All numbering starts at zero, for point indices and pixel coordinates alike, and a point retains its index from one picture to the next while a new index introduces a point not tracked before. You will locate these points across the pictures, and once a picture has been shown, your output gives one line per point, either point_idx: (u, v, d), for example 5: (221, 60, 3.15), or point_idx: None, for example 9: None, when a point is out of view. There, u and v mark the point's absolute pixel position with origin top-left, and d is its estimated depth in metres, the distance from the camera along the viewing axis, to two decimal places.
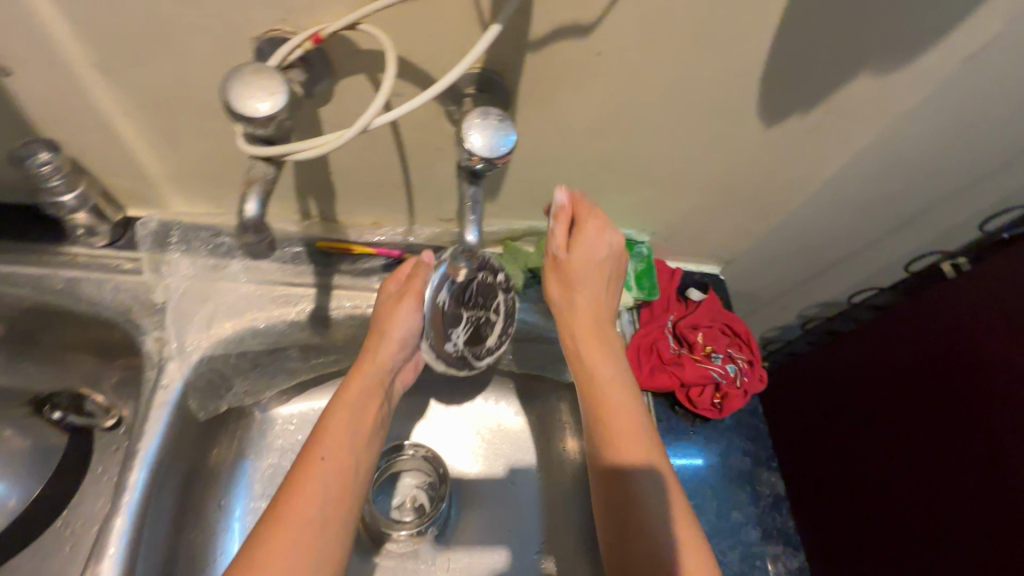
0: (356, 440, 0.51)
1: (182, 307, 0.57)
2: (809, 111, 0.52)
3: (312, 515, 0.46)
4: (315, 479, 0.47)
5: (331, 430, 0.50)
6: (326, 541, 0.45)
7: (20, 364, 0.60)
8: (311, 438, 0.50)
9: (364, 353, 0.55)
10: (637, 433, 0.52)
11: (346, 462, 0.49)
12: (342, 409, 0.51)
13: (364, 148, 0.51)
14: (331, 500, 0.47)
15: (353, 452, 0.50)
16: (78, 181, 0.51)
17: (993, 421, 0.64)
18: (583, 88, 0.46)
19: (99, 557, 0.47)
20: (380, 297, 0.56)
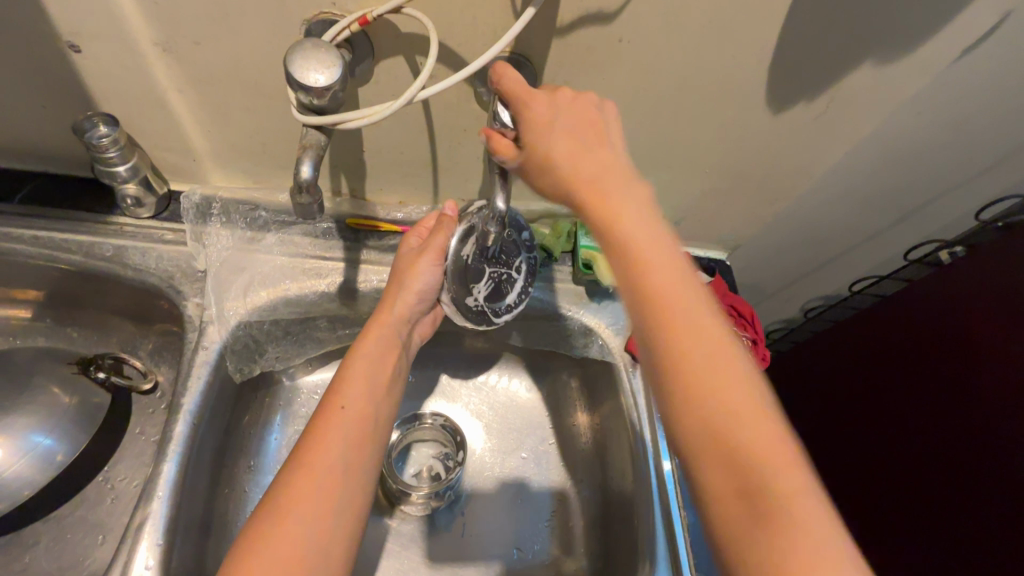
0: (375, 389, 0.52)
1: (221, 275, 0.61)
2: (814, 99, 0.55)
3: (334, 459, 0.46)
4: (340, 427, 0.48)
5: (352, 378, 0.52)
6: (349, 487, 0.46)
7: (67, 328, 0.65)
8: (331, 388, 0.51)
9: (381, 307, 0.57)
10: (706, 336, 0.36)
11: (367, 412, 0.51)
12: (363, 359, 0.53)
13: (398, 128, 0.54)
14: (353, 446, 0.48)
15: (372, 401, 0.52)
16: (130, 154, 0.55)
17: (992, 400, 0.67)
18: (603, 73, 0.50)
19: (149, 499, 0.50)
20: (402, 253, 0.59)
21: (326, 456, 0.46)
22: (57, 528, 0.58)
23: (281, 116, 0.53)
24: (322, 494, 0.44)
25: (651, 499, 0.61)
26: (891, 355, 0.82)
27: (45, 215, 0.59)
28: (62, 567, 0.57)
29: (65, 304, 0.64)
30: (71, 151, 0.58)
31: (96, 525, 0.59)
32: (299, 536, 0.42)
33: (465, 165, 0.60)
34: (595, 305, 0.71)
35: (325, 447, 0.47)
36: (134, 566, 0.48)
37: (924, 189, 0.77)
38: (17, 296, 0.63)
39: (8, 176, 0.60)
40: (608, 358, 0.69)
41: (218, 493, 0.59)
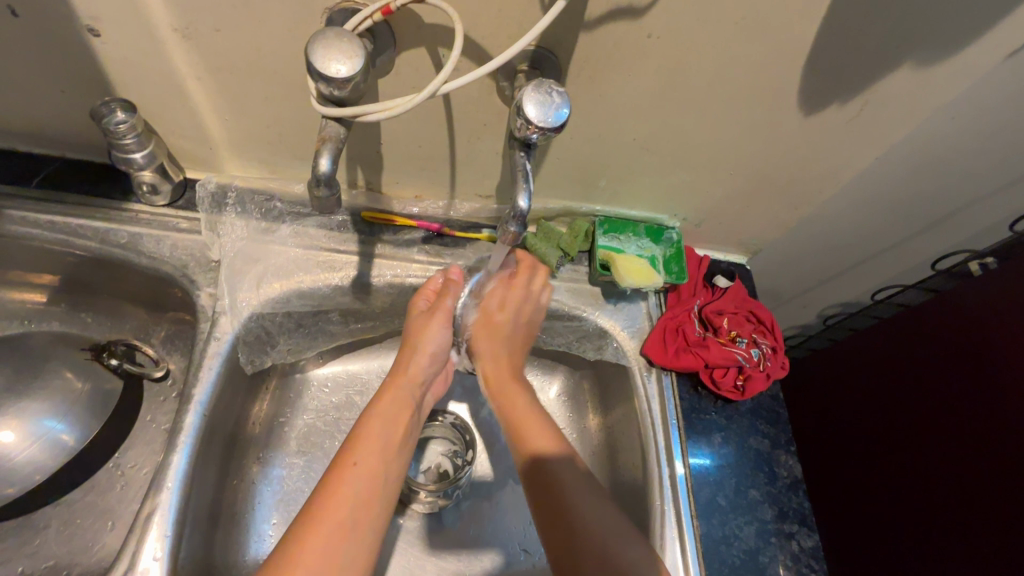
0: (389, 445, 0.51)
1: (234, 265, 0.61)
2: (848, 101, 0.53)
3: (345, 517, 0.45)
4: (352, 483, 0.47)
5: (363, 437, 0.50)
6: (356, 543, 0.44)
7: (81, 314, 0.65)
8: (344, 444, 0.50)
9: (397, 367, 0.58)
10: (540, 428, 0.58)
11: (378, 464, 0.49)
12: (376, 415, 0.53)
13: (416, 120, 0.53)
14: (364, 500, 0.46)
15: (386, 457, 0.50)
16: (147, 141, 0.54)
17: (1008, 413, 0.65)
18: (631, 69, 0.48)
19: (158, 490, 0.50)
20: (411, 315, 0.61)
21: (335, 512, 0.45)
22: (68, 513, 0.58)
23: (299, 106, 0.52)
24: (330, 549, 0.43)
25: (665, 507, 0.60)
26: (910, 365, 0.80)
27: (63, 200, 0.59)
28: (72, 553, 0.57)
29: (79, 289, 0.64)
30: (89, 136, 0.58)
31: (106, 511, 0.59)
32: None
33: (483, 161, 0.59)
34: (611, 307, 0.70)
35: (337, 502, 0.45)
36: (142, 557, 0.48)
37: (955, 197, 0.74)
38: (32, 281, 0.63)
39: (25, 160, 0.60)
40: (623, 362, 0.68)
41: (227, 485, 0.59)
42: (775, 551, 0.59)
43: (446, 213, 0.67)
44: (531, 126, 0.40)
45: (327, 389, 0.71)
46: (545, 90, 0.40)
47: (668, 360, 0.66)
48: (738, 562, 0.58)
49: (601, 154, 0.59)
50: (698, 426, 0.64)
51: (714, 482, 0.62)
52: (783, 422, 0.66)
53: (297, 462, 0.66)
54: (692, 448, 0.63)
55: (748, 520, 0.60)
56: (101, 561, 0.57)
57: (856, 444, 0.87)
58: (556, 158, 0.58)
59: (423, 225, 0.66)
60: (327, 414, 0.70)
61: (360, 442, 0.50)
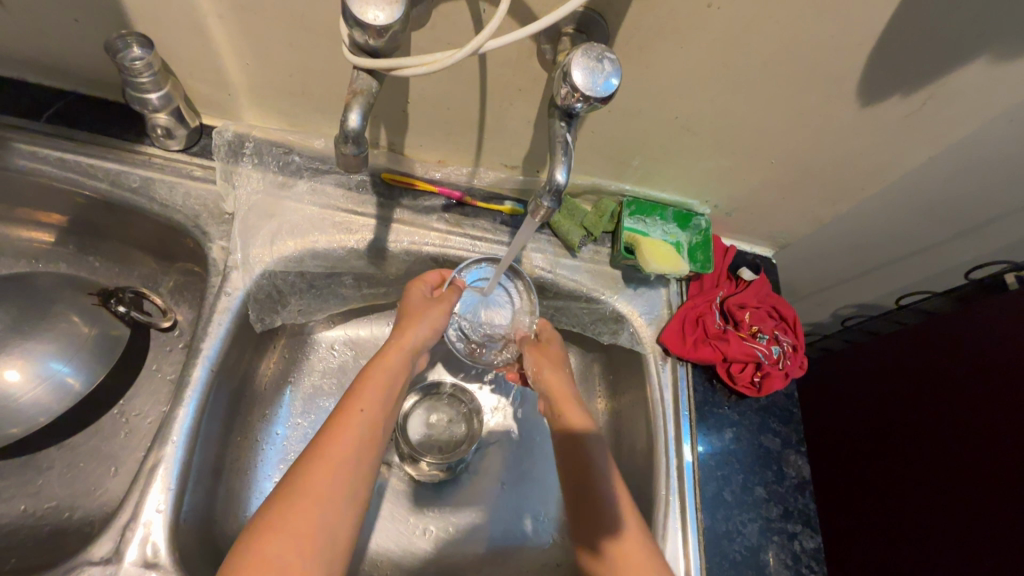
0: (390, 400, 0.51)
1: (249, 218, 0.59)
2: (910, 93, 0.50)
3: (350, 456, 0.45)
4: (357, 427, 0.47)
5: (365, 387, 0.50)
6: (358, 482, 0.45)
7: (89, 258, 0.64)
8: (349, 392, 0.50)
9: (398, 331, 0.56)
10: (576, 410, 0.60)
11: (381, 413, 0.49)
12: (379, 372, 0.52)
13: (450, 80, 0.50)
14: (366, 444, 0.47)
15: (387, 410, 0.51)
16: (164, 81, 0.52)
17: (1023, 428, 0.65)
18: (684, 40, 0.45)
19: (164, 442, 0.49)
20: (409, 294, 0.59)
21: (341, 447, 0.45)
22: (72, 456, 0.59)
23: (326, 55, 0.49)
24: (337, 486, 0.43)
25: (670, 498, 0.59)
26: (928, 374, 0.78)
27: (73, 137, 0.56)
28: (74, 495, 0.57)
29: (88, 232, 0.62)
30: (101, 71, 0.55)
31: (109, 457, 0.59)
32: (312, 520, 0.41)
33: (512, 130, 0.56)
34: (630, 292, 0.68)
35: (342, 439, 0.46)
36: (145, 508, 0.47)
37: (1003, 204, 0.71)
38: (42, 219, 0.61)
39: (32, 90, 0.57)
40: (638, 348, 0.67)
41: (232, 440, 0.59)
42: (776, 550, 0.59)
43: (470, 181, 0.65)
44: (577, 93, 0.37)
45: (335, 352, 0.70)
46: (595, 56, 0.37)
47: (686, 350, 0.64)
48: (738, 558, 0.58)
49: (638, 131, 0.56)
50: (710, 419, 0.63)
51: (722, 477, 0.61)
52: (796, 422, 0.65)
53: (301, 424, 0.66)
54: (701, 439, 0.62)
55: (752, 517, 0.60)
56: (103, 506, 0.57)
57: (865, 447, 0.86)
58: (592, 131, 0.56)
59: (444, 192, 0.64)
60: (333, 376, 0.69)
61: (366, 392, 0.50)
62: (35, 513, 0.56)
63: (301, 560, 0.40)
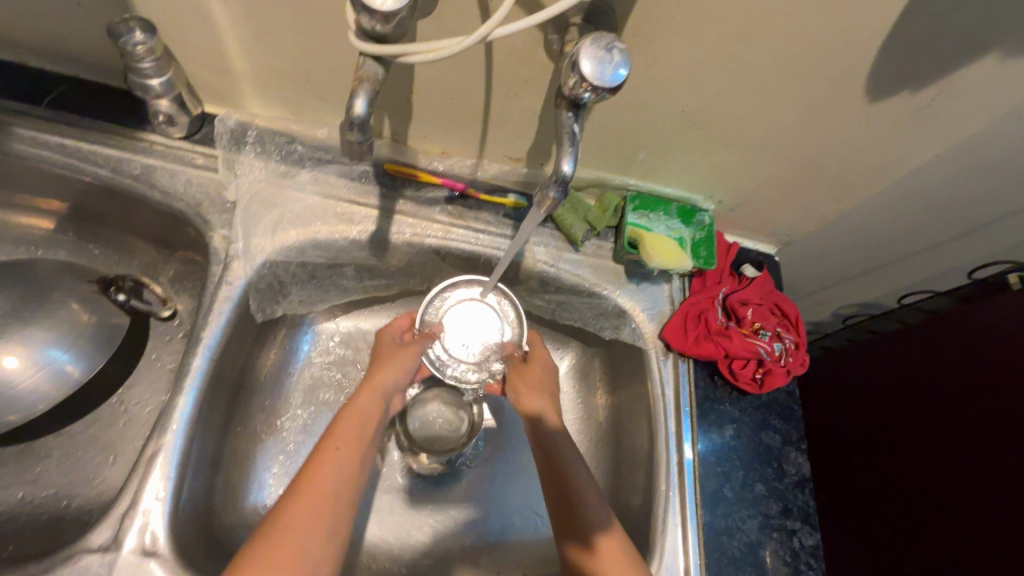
0: (367, 436, 0.52)
1: (251, 207, 0.59)
2: (919, 89, 0.50)
3: (330, 488, 0.46)
4: (335, 462, 0.48)
5: (342, 425, 0.52)
6: (338, 514, 0.46)
7: (88, 246, 0.63)
8: (327, 430, 0.51)
9: (370, 374, 0.58)
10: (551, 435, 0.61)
11: (360, 446, 0.51)
12: (357, 410, 0.54)
13: (456, 70, 0.49)
14: (346, 476, 0.48)
15: (365, 443, 0.52)
16: (167, 67, 0.51)
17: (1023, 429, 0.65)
18: (693, 33, 0.44)
19: (163, 431, 0.49)
20: (384, 340, 0.62)
21: (321, 480, 0.47)
22: (70, 444, 0.58)
23: (332, 43, 0.48)
24: (317, 517, 0.45)
25: (670, 494, 0.59)
26: (929, 373, 0.78)
27: (75, 124, 0.56)
28: (72, 483, 0.57)
29: (88, 219, 0.61)
30: (103, 56, 0.54)
31: (107, 445, 0.59)
32: (296, 553, 0.42)
33: (517, 121, 0.55)
34: (632, 287, 0.68)
35: (322, 474, 0.47)
36: (144, 497, 0.47)
37: (1007, 204, 0.71)
38: (41, 206, 0.61)
39: (32, 74, 0.56)
40: (640, 344, 0.66)
41: (231, 430, 0.58)
42: (776, 546, 0.59)
43: (473, 173, 0.64)
44: (585, 83, 0.37)
45: (335, 344, 0.70)
46: (604, 46, 0.36)
47: (688, 346, 0.64)
48: (737, 554, 0.58)
49: (644, 125, 0.55)
50: (711, 415, 0.63)
51: (722, 473, 0.61)
52: (797, 419, 0.65)
53: (301, 416, 0.65)
54: (701, 435, 0.62)
55: (752, 513, 0.60)
56: (102, 495, 0.57)
57: (865, 446, 0.86)
58: (597, 124, 0.55)
59: (448, 184, 0.63)
60: (333, 368, 0.69)
61: (344, 429, 0.51)
62: (33, 501, 0.56)
63: None
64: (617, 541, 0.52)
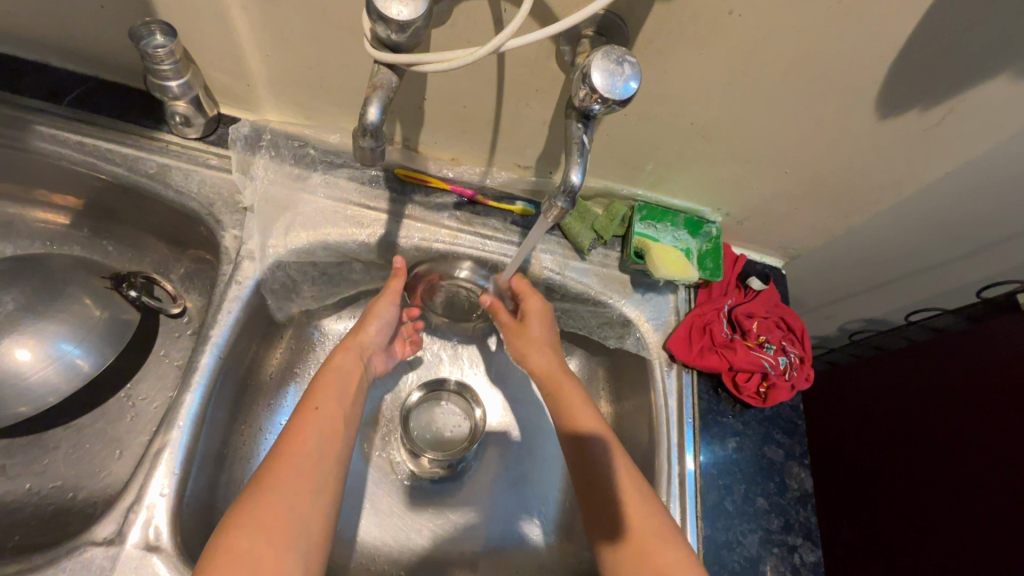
0: (347, 395, 0.53)
1: (263, 208, 0.59)
2: (929, 108, 0.50)
3: (314, 447, 0.47)
4: (315, 424, 0.48)
5: (321, 387, 0.52)
6: (326, 473, 0.47)
7: (103, 243, 0.65)
8: (304, 396, 0.51)
9: (347, 337, 0.58)
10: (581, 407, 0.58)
11: (340, 410, 0.51)
12: (333, 372, 0.54)
13: (469, 79, 0.50)
14: (328, 436, 0.48)
15: (346, 404, 0.52)
16: (186, 69, 0.52)
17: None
18: (704, 47, 0.45)
19: (170, 426, 0.50)
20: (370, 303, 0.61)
21: (303, 441, 0.47)
22: (78, 437, 0.59)
23: (347, 49, 0.49)
24: (303, 477, 0.45)
25: (671, 504, 0.59)
26: (936, 392, 0.78)
27: (94, 123, 0.57)
28: (79, 476, 0.58)
29: (103, 216, 0.63)
30: (124, 58, 0.56)
31: (114, 440, 0.60)
32: (284, 514, 0.42)
33: (527, 130, 0.56)
34: (638, 297, 0.68)
35: (306, 435, 0.47)
36: (149, 492, 0.47)
37: (1018, 224, 0.70)
38: (59, 202, 0.62)
39: (55, 74, 0.58)
40: (644, 354, 0.66)
41: (235, 428, 0.59)
42: (777, 562, 0.59)
43: (482, 180, 0.65)
44: (595, 95, 0.37)
45: None
46: (615, 59, 0.37)
47: (692, 357, 0.64)
48: (737, 568, 0.58)
49: (654, 136, 0.56)
50: (715, 427, 0.63)
51: (723, 486, 0.61)
52: (801, 434, 0.65)
53: None
54: (704, 447, 0.62)
55: (753, 528, 0.60)
56: (107, 488, 0.58)
57: (870, 464, 0.85)
58: (607, 135, 0.56)
59: (456, 190, 0.64)
60: None
61: (322, 390, 0.51)
62: (39, 492, 0.56)
63: (274, 554, 0.40)
64: (659, 534, 0.50)
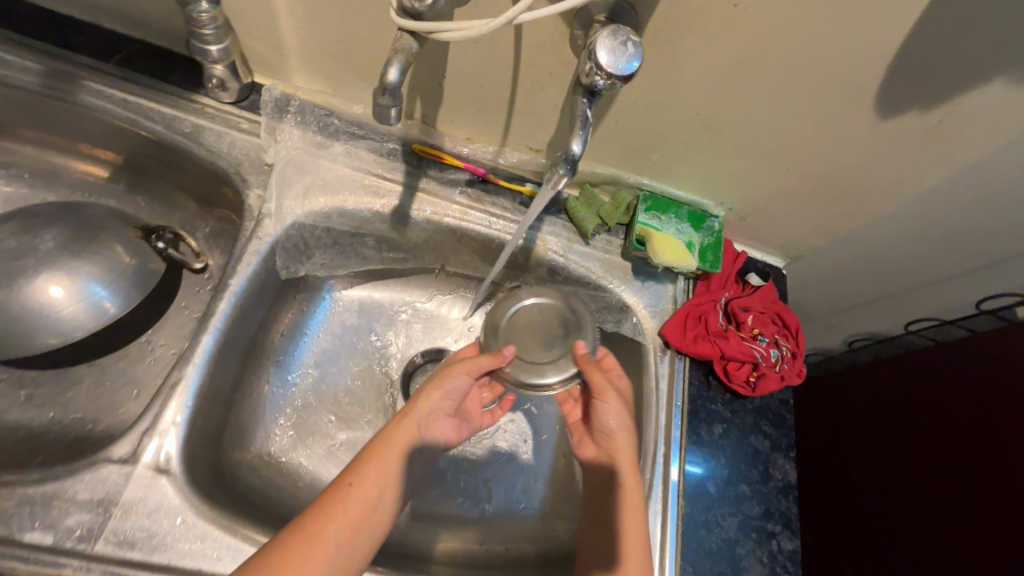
0: (391, 473, 0.52)
1: (286, 171, 0.63)
2: (927, 110, 0.51)
3: (334, 536, 0.46)
4: (343, 508, 0.48)
5: (365, 462, 0.51)
6: (342, 558, 0.46)
7: (137, 197, 0.69)
8: (346, 468, 0.51)
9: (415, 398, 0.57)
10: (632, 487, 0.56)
11: (377, 490, 0.50)
12: (385, 440, 0.53)
13: (487, 59, 0.53)
14: (351, 523, 0.48)
15: (384, 487, 0.51)
16: (225, 35, 0.56)
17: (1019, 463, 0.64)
18: (709, 37, 0.47)
19: (185, 363, 0.53)
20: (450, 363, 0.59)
21: (327, 525, 0.47)
22: (100, 374, 0.63)
23: (374, 25, 0.53)
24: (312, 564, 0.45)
25: (654, 482, 0.60)
26: (931, 400, 0.78)
27: (138, 82, 0.61)
28: (98, 409, 0.62)
29: (139, 171, 0.67)
30: (171, 23, 0.60)
31: (132, 380, 0.64)
32: None
33: (540, 112, 0.59)
34: (638, 284, 0.70)
35: (329, 522, 0.47)
36: (163, 419, 0.50)
37: None
38: (100, 155, 0.66)
39: (107, 35, 0.62)
40: (640, 338, 0.68)
41: (245, 376, 0.62)
42: (754, 546, 0.60)
43: (495, 159, 0.68)
44: (600, 71, 0.40)
45: (349, 310, 0.74)
46: (620, 38, 0.40)
47: (686, 344, 0.65)
48: (714, 548, 0.59)
49: (660, 125, 0.58)
50: (703, 412, 0.65)
51: (707, 469, 0.62)
52: (789, 427, 0.67)
53: (310, 373, 0.69)
54: (690, 430, 0.64)
55: (732, 512, 0.61)
56: (122, 423, 0.62)
57: (861, 470, 0.86)
58: (616, 121, 0.58)
59: (469, 168, 0.67)
60: (345, 334, 0.73)
61: (365, 469, 0.51)
62: (61, 420, 0.60)
63: None
64: None
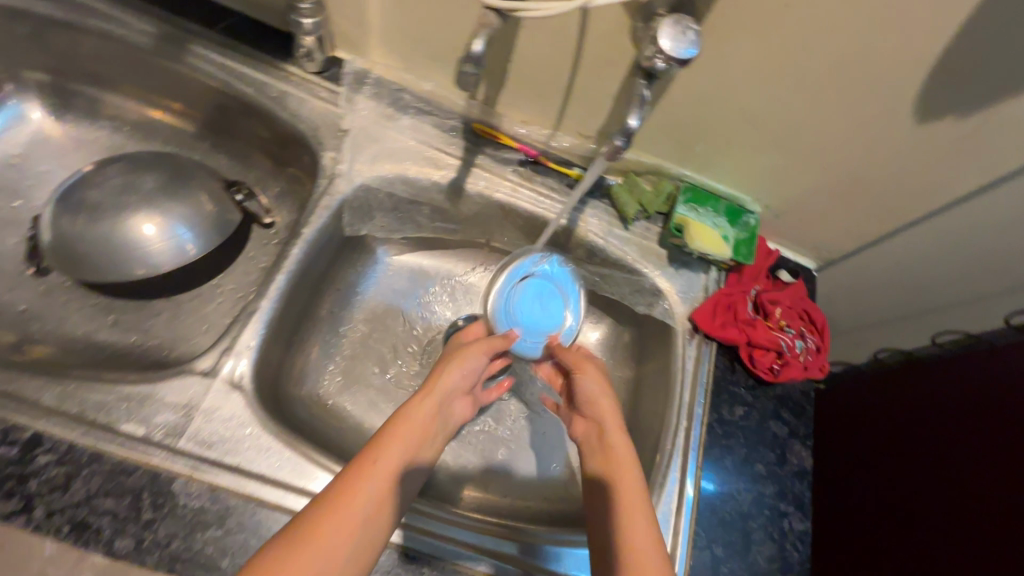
0: (412, 449, 0.52)
1: (359, 138, 0.70)
2: (965, 118, 0.54)
3: (362, 507, 0.44)
4: (369, 483, 0.46)
5: (388, 439, 0.51)
6: (366, 533, 0.44)
7: (222, 153, 0.76)
8: (368, 448, 0.50)
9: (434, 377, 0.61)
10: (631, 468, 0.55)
11: (401, 462, 0.50)
12: (412, 415, 0.55)
13: (553, 44, 0.58)
14: (377, 496, 0.46)
15: (406, 461, 0.51)
16: (320, 11, 0.62)
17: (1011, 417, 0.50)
18: (761, 36, 0.51)
19: (260, 297, 0.59)
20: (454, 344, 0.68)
21: (356, 496, 0.45)
22: (177, 308, 0.70)
23: (453, 7, 0.58)
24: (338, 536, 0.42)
25: (675, 452, 0.64)
26: None
27: (235, 48, 0.68)
28: (173, 338, 0.68)
29: (226, 130, 0.74)
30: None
31: (203, 317, 0.70)
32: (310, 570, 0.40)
33: (596, 98, 0.63)
34: (672, 270, 0.74)
35: (358, 494, 0.45)
36: (239, 344, 0.57)
37: None
38: (194, 112, 0.74)
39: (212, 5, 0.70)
40: (669, 322, 0.72)
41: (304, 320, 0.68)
42: (767, 522, 0.63)
43: (547, 142, 0.73)
44: (661, 55, 0.45)
45: (398, 274, 0.79)
46: (681, 27, 0.44)
47: (714, 329, 0.69)
48: (728, 519, 0.62)
49: (708, 118, 0.62)
50: (726, 393, 0.68)
51: (726, 445, 0.66)
52: (807, 416, 0.70)
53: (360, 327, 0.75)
54: (713, 409, 0.67)
55: (748, 488, 0.64)
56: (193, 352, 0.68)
57: None
58: (666, 112, 0.63)
59: (523, 148, 0.72)
60: (394, 296, 0.78)
61: (391, 445, 0.51)
62: (141, 344, 0.67)
63: None
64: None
